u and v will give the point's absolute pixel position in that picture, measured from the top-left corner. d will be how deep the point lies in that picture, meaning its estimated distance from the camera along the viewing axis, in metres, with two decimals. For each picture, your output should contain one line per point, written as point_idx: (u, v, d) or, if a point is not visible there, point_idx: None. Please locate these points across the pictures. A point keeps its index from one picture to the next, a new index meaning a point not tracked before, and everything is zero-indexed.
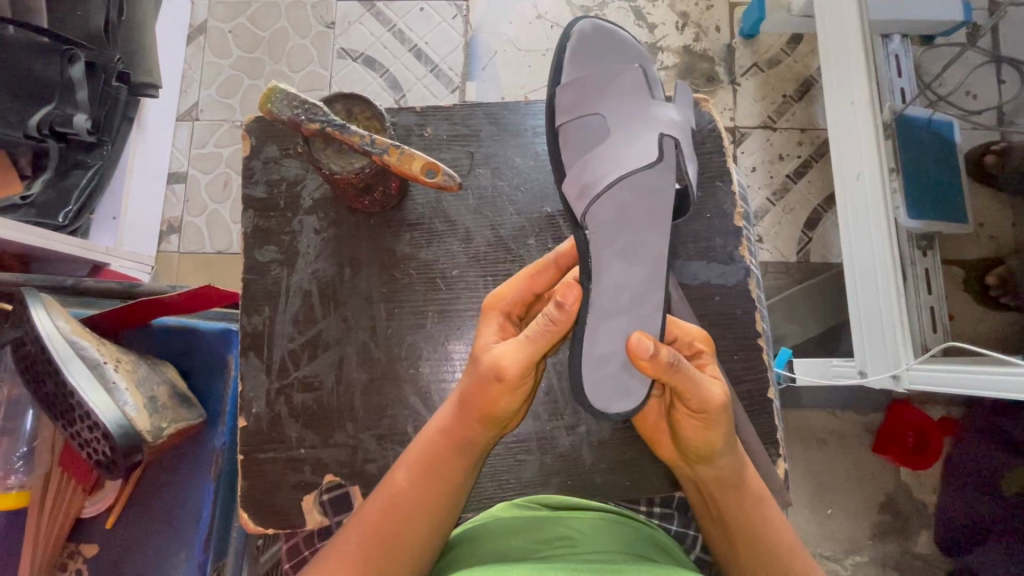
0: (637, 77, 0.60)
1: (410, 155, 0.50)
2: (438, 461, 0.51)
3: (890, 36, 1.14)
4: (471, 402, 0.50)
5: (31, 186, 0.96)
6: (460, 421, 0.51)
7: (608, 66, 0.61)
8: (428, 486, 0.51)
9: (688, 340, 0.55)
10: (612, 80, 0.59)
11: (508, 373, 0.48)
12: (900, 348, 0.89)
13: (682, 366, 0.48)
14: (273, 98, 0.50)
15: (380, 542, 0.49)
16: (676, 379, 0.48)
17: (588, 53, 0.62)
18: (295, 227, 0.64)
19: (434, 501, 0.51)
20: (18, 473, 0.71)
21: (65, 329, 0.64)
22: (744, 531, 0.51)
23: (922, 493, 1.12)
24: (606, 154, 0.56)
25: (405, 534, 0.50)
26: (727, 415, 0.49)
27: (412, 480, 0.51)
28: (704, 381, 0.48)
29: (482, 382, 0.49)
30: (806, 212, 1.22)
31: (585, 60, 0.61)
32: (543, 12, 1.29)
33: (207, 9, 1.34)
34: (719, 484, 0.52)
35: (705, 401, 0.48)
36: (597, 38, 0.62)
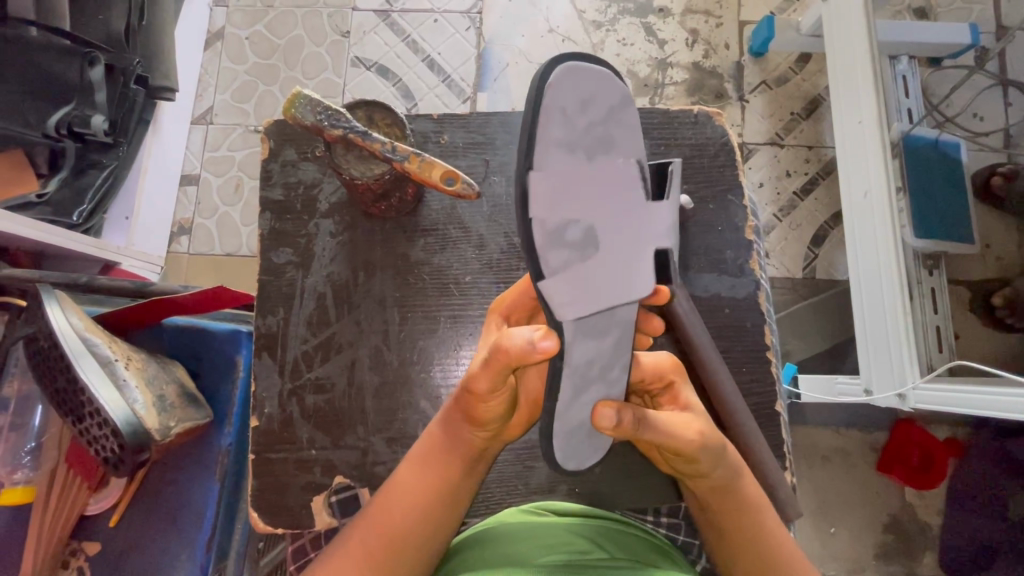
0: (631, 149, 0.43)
1: (430, 164, 0.50)
2: (434, 460, 0.51)
3: (898, 57, 1.14)
4: (459, 405, 0.49)
5: (47, 185, 0.98)
6: (450, 425, 0.50)
7: (593, 132, 0.41)
8: (424, 486, 0.51)
9: (659, 373, 0.52)
10: (603, 164, 0.41)
11: (477, 391, 0.45)
12: (907, 366, 0.88)
13: (649, 422, 0.45)
14: (297, 104, 0.51)
15: (382, 538, 0.49)
16: (647, 436, 0.45)
17: (569, 111, 0.40)
18: (311, 229, 0.65)
19: (430, 499, 0.50)
20: (24, 468, 0.71)
21: (77, 324, 0.64)
22: (742, 541, 0.51)
23: (926, 513, 1.12)
24: (601, 272, 0.41)
25: (404, 531, 0.50)
26: (708, 449, 0.47)
27: (409, 478, 0.51)
28: (675, 427, 0.46)
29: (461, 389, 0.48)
30: (812, 228, 1.23)
31: (566, 117, 0.39)
32: (555, 27, 1.31)
33: (225, 16, 1.37)
34: (719, 501, 0.51)
35: (681, 446, 0.46)
36: (579, 79, 0.39)
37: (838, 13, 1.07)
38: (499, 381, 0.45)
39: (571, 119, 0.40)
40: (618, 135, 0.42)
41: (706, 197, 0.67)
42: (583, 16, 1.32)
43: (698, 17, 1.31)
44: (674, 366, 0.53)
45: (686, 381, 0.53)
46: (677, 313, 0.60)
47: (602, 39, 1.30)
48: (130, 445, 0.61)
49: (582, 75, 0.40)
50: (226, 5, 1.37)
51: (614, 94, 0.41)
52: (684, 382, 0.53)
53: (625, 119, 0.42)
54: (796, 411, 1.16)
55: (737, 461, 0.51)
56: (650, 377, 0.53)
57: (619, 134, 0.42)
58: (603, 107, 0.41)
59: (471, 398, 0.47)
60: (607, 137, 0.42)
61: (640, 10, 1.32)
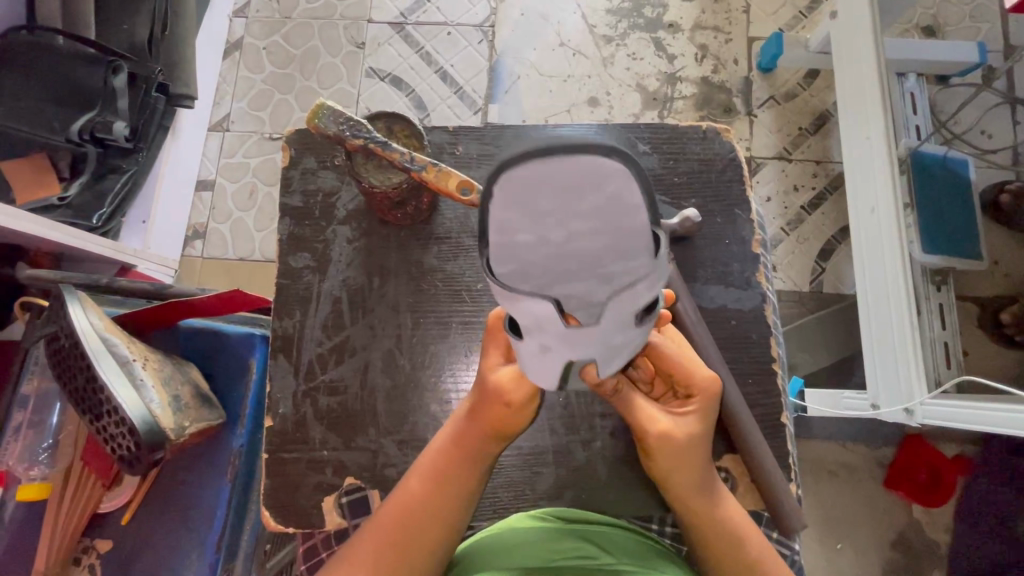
0: (620, 230, 0.31)
1: (447, 173, 0.52)
2: (449, 469, 0.52)
3: (906, 74, 1.17)
4: (482, 417, 0.50)
5: (69, 188, 1.00)
6: (468, 435, 0.51)
7: (568, 216, 0.30)
8: (440, 493, 0.51)
9: (690, 381, 0.52)
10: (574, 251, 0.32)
11: (515, 400, 0.48)
12: (914, 380, 0.89)
13: (621, 394, 0.49)
14: (320, 115, 0.53)
15: (392, 543, 0.50)
16: (615, 402, 0.50)
17: (533, 206, 0.30)
18: (328, 235, 0.67)
19: (446, 505, 0.51)
20: (41, 465, 0.72)
21: (98, 325, 0.66)
22: (716, 555, 0.53)
23: (934, 532, 1.10)
24: (571, 343, 0.38)
25: (418, 537, 0.51)
26: (672, 450, 0.50)
27: (422, 488, 0.52)
28: (644, 411, 0.50)
29: (487, 401, 0.50)
30: (820, 243, 1.23)
31: (527, 219, 0.30)
32: (566, 41, 1.34)
33: (244, 27, 1.40)
34: (700, 517, 0.52)
35: (642, 432, 0.50)
36: (537, 171, 0.28)
37: (846, 31, 1.08)
38: (535, 390, 0.48)
39: (534, 214, 0.30)
40: (605, 215, 0.30)
41: (714, 211, 0.68)
42: (593, 30, 1.34)
43: (708, 33, 1.33)
44: (704, 384, 0.52)
45: (708, 404, 0.52)
46: (685, 323, 0.60)
47: (612, 53, 1.33)
48: (146, 443, 0.63)
49: (548, 156, 0.28)
50: (246, 15, 1.41)
51: (602, 169, 0.29)
52: (702, 404, 0.52)
53: (620, 200, 0.30)
54: (803, 425, 1.16)
55: (711, 464, 0.54)
56: (681, 381, 0.53)
57: (613, 215, 0.30)
58: (588, 192, 0.29)
59: (504, 409, 0.49)
60: (585, 223, 0.30)
61: (650, 25, 1.34)
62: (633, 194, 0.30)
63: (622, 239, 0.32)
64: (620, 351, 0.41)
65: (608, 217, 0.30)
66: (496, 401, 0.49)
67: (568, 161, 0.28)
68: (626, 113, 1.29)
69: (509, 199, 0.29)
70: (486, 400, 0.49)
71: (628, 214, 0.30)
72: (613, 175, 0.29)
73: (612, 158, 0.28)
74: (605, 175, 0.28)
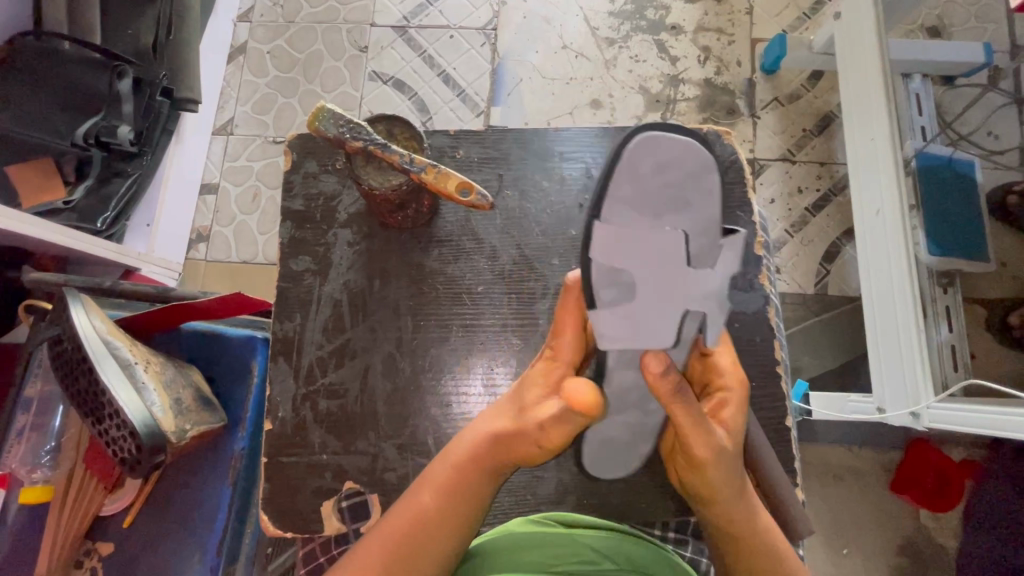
0: (704, 204, 0.43)
1: (446, 175, 0.53)
2: (465, 487, 0.51)
3: (910, 76, 1.16)
4: (513, 448, 0.49)
5: (74, 192, 1.01)
6: (491, 459, 0.50)
7: (674, 183, 0.42)
8: (454, 507, 0.51)
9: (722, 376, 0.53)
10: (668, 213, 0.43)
11: (551, 444, 0.46)
12: (919, 384, 0.88)
13: (684, 397, 0.46)
14: (321, 118, 0.53)
15: (396, 553, 0.50)
16: (678, 408, 0.46)
17: (645, 170, 0.42)
18: (329, 239, 0.67)
19: (454, 522, 0.51)
20: (44, 468, 0.73)
21: (100, 328, 0.66)
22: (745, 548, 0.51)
23: (942, 536, 1.10)
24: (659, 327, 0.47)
25: (427, 548, 0.50)
26: (721, 456, 0.48)
27: (435, 504, 0.51)
28: (704, 418, 0.47)
29: (519, 434, 0.48)
30: (824, 245, 1.22)
31: (642, 197, 0.43)
32: (568, 43, 1.34)
33: (248, 31, 1.41)
34: (727, 521, 0.50)
35: (701, 444, 0.47)
36: (658, 146, 0.42)
37: (850, 32, 1.08)
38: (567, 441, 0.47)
39: (645, 190, 0.43)
40: (697, 181, 0.43)
41: None
42: (596, 32, 1.34)
43: (710, 35, 1.32)
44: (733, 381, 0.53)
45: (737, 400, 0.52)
46: None
47: (614, 56, 1.32)
48: (147, 446, 0.63)
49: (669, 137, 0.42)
50: (249, 20, 1.41)
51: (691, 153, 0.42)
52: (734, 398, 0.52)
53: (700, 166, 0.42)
54: (807, 428, 1.15)
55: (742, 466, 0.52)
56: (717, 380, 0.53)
57: (693, 191, 0.43)
58: (683, 164, 0.42)
59: (537, 448, 0.47)
60: (679, 199, 0.43)
61: (652, 27, 1.33)
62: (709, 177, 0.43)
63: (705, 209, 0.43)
64: (716, 320, 0.48)
65: (692, 195, 0.43)
66: (526, 436, 0.48)
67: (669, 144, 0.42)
68: (629, 116, 1.29)
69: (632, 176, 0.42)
70: (515, 433, 0.49)
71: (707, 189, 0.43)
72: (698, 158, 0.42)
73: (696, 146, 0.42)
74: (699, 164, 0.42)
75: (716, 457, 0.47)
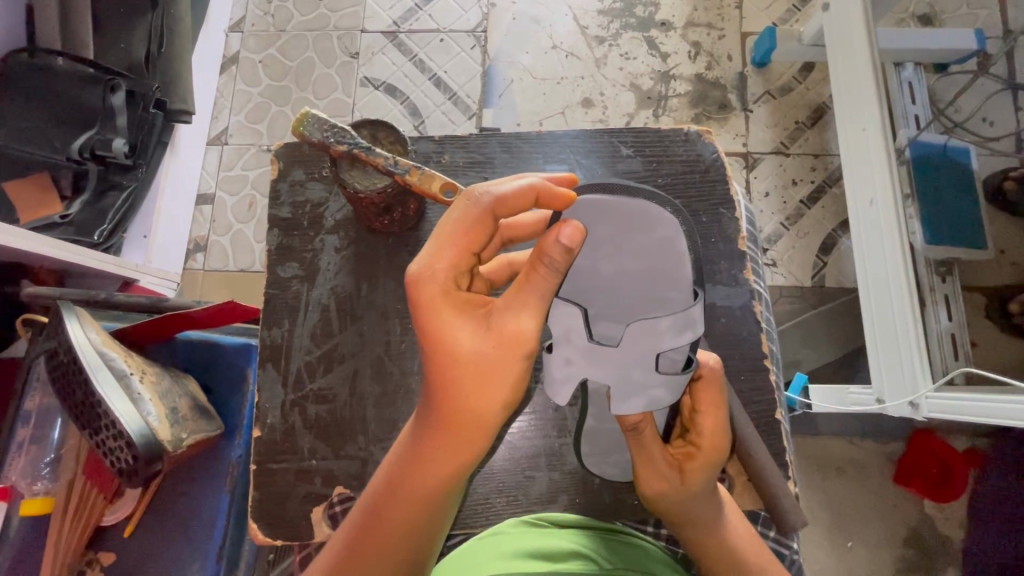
0: (662, 265, 0.47)
1: (430, 176, 0.53)
2: (431, 467, 0.43)
3: (903, 65, 1.17)
4: (480, 392, 0.41)
5: (70, 206, 1.01)
6: (457, 428, 0.42)
7: (635, 243, 0.47)
8: (419, 494, 0.44)
9: (704, 432, 0.52)
10: (622, 260, 0.48)
11: (525, 343, 0.41)
12: (918, 374, 0.87)
13: (638, 436, 0.51)
14: (306, 123, 0.53)
15: (361, 550, 0.44)
16: (633, 441, 0.51)
17: (597, 240, 0.47)
18: (317, 245, 0.67)
19: (425, 516, 0.45)
20: (44, 480, 0.73)
21: (95, 340, 0.67)
22: (710, 564, 0.53)
23: (947, 527, 1.09)
24: (586, 367, 0.50)
25: (389, 540, 0.44)
26: (666, 500, 0.52)
27: (399, 492, 0.44)
28: (654, 462, 0.51)
29: (490, 360, 0.41)
30: (820, 237, 1.22)
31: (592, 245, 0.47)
32: (559, 42, 1.34)
33: (240, 41, 1.42)
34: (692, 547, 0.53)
35: (650, 483, 0.52)
36: (614, 207, 0.46)
37: (840, 23, 1.07)
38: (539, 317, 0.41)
39: (597, 240, 0.47)
40: (645, 259, 0.47)
41: (700, 210, 0.68)
42: (585, 31, 1.34)
43: (700, 30, 1.32)
44: (712, 441, 0.51)
45: (711, 457, 0.51)
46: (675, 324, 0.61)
47: (605, 54, 1.33)
48: (144, 456, 0.64)
49: (628, 198, 0.46)
50: (241, 30, 1.42)
51: (657, 219, 0.46)
52: (705, 456, 0.51)
53: (667, 233, 0.46)
54: (806, 422, 1.15)
55: (719, 510, 0.53)
56: (700, 435, 0.52)
57: (657, 254, 0.47)
58: (638, 228, 0.46)
59: (517, 365, 0.41)
60: (634, 259, 0.47)
61: (642, 24, 1.33)
62: (678, 243, 0.46)
63: (659, 266, 0.47)
64: (644, 393, 0.50)
65: (654, 254, 0.47)
66: (513, 356, 0.41)
67: (633, 204, 0.46)
68: (621, 114, 1.29)
69: (590, 219, 0.46)
70: (493, 368, 0.41)
71: (671, 254, 0.47)
72: (665, 224, 0.46)
73: (667, 214, 0.46)
74: (659, 224, 0.46)
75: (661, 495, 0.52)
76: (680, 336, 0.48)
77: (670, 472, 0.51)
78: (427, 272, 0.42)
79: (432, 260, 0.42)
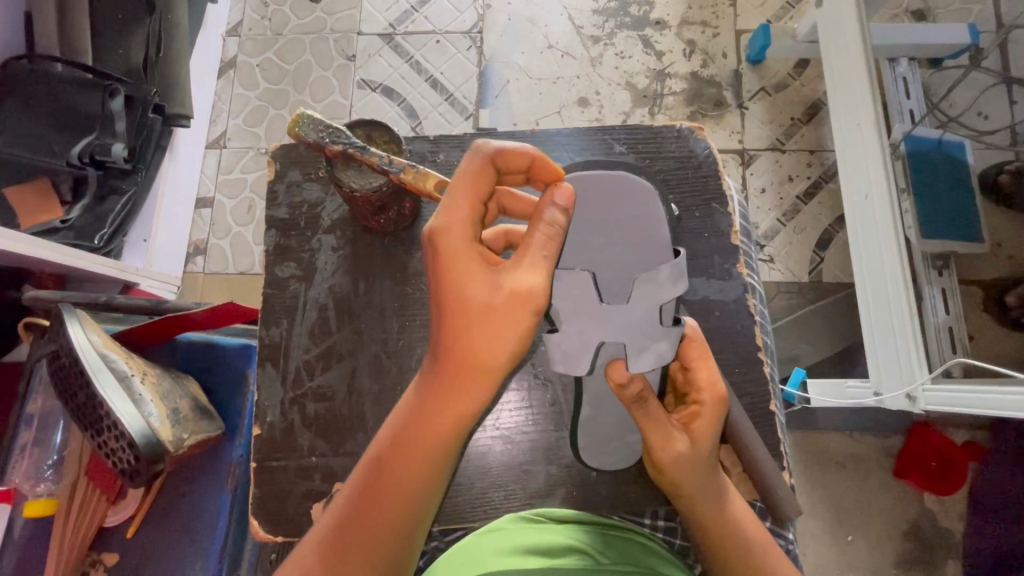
0: (646, 235, 0.49)
1: (425, 174, 0.54)
2: (437, 422, 0.42)
3: (897, 60, 1.16)
4: (489, 343, 0.41)
5: (71, 211, 1.02)
6: (466, 380, 0.42)
7: (618, 214, 0.49)
8: (425, 452, 0.43)
9: (702, 390, 0.52)
10: (609, 235, 0.49)
11: (533, 294, 0.41)
12: (914, 367, 0.87)
13: (645, 403, 0.49)
14: (301, 124, 0.54)
15: (365, 510, 0.43)
16: (639, 411, 0.49)
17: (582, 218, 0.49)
18: (314, 245, 0.68)
19: (430, 475, 0.44)
20: (46, 481, 0.75)
21: (96, 342, 0.67)
22: (713, 542, 0.53)
23: (947, 520, 1.09)
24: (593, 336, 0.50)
25: (395, 498, 0.43)
26: (679, 467, 0.50)
27: (405, 449, 0.43)
28: (662, 428, 0.49)
29: (499, 311, 0.41)
30: (817, 232, 1.22)
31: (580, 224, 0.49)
32: (554, 42, 1.35)
33: (237, 45, 1.42)
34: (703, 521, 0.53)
35: (663, 452, 0.50)
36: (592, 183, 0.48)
37: (833, 20, 1.08)
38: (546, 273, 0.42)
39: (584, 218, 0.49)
40: (633, 224, 0.49)
41: (693, 206, 0.68)
42: (581, 31, 1.35)
43: (695, 28, 1.33)
44: (709, 397, 0.52)
45: (712, 412, 0.51)
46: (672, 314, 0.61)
47: (600, 53, 1.33)
48: (146, 457, 0.64)
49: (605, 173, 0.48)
50: (238, 34, 1.43)
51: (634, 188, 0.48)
52: (705, 413, 0.51)
53: (646, 200, 0.48)
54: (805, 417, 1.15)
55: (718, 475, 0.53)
56: (697, 393, 0.52)
57: (640, 224, 0.49)
58: (619, 199, 0.48)
59: (525, 318, 0.41)
60: (619, 232, 0.49)
61: (637, 23, 1.34)
62: (657, 208, 0.49)
63: (643, 235, 0.49)
64: (651, 348, 0.50)
65: (636, 225, 0.49)
66: (521, 308, 0.41)
67: (609, 177, 0.48)
68: (617, 112, 1.30)
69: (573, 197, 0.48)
70: (502, 318, 0.41)
71: (652, 220, 0.49)
72: (642, 191, 0.48)
73: (643, 182, 0.49)
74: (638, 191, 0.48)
75: (674, 463, 0.50)
76: (674, 283, 0.49)
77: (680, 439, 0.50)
78: (448, 225, 0.42)
79: (449, 210, 0.42)
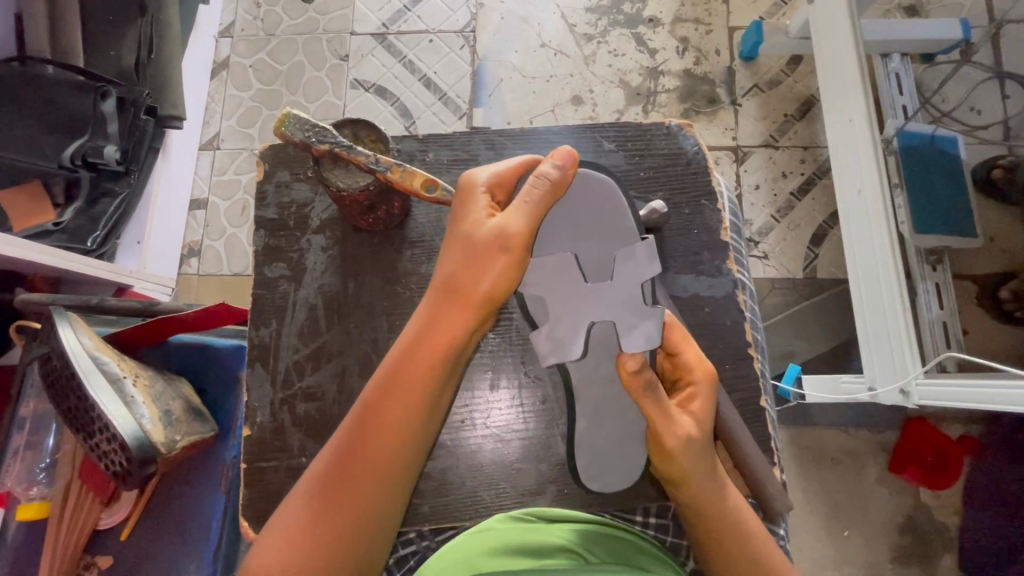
0: (613, 226, 0.52)
1: (412, 173, 0.54)
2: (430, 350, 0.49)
3: (890, 55, 1.16)
4: (474, 275, 0.48)
5: (63, 214, 1.01)
6: (454, 308, 0.49)
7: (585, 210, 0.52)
8: (420, 376, 0.49)
9: (693, 375, 0.54)
10: (581, 231, 0.52)
11: (515, 233, 0.48)
12: (908, 362, 0.87)
13: (655, 388, 0.50)
14: (287, 123, 0.54)
15: (366, 431, 0.49)
16: (650, 397, 0.50)
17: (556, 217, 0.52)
18: (303, 245, 0.68)
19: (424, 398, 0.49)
20: (40, 484, 0.75)
21: (87, 345, 0.67)
22: (720, 533, 0.52)
23: (944, 514, 1.09)
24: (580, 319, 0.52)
25: (392, 418, 0.49)
26: (690, 451, 0.51)
27: (402, 374, 0.49)
28: (672, 412, 0.50)
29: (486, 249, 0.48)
30: (811, 229, 1.23)
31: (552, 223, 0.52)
32: (547, 41, 1.35)
33: (230, 46, 1.42)
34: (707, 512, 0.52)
35: (676, 435, 0.50)
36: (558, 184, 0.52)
37: (824, 16, 1.08)
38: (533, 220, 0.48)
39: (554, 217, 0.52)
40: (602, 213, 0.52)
41: (682, 202, 0.68)
42: (574, 29, 1.35)
43: (688, 25, 1.33)
44: (701, 380, 0.54)
45: (706, 395, 0.53)
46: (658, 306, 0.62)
47: (593, 51, 1.33)
48: (138, 459, 0.64)
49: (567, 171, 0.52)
50: (231, 35, 1.43)
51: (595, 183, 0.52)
52: (700, 393, 0.53)
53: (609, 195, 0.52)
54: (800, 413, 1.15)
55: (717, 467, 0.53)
56: (688, 379, 0.54)
57: (606, 217, 0.52)
58: (585, 196, 0.52)
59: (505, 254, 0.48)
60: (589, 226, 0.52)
61: (630, 21, 1.34)
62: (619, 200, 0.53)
63: (611, 225, 0.52)
64: (638, 328, 0.52)
65: (603, 218, 0.52)
66: (503, 245, 0.48)
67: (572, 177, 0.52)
68: (611, 110, 1.29)
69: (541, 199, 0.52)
70: (488, 254, 0.48)
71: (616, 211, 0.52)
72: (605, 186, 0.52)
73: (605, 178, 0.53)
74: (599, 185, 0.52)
75: (683, 448, 0.50)
76: (648, 261, 0.52)
77: (683, 424, 0.51)
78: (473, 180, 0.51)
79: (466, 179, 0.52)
